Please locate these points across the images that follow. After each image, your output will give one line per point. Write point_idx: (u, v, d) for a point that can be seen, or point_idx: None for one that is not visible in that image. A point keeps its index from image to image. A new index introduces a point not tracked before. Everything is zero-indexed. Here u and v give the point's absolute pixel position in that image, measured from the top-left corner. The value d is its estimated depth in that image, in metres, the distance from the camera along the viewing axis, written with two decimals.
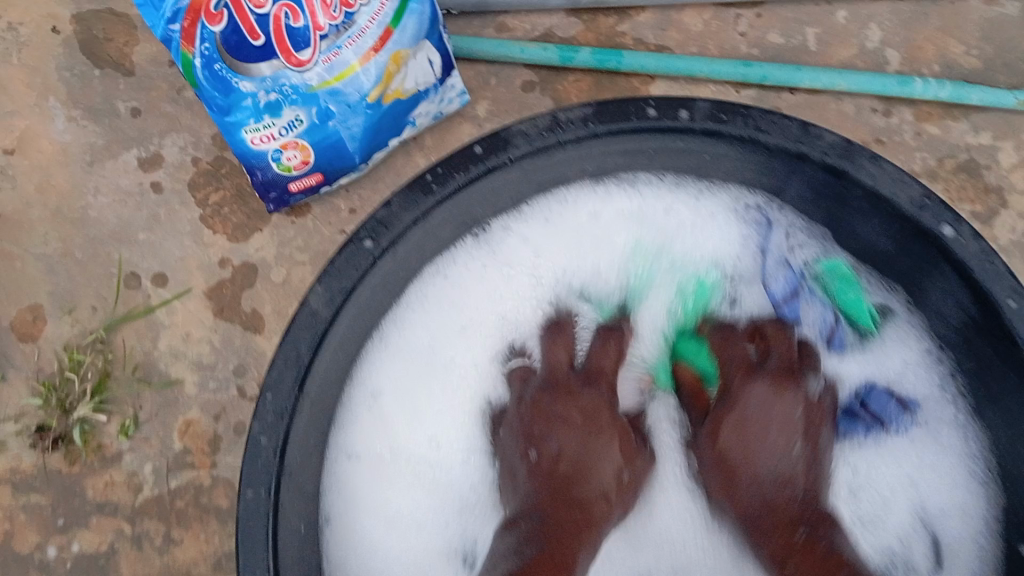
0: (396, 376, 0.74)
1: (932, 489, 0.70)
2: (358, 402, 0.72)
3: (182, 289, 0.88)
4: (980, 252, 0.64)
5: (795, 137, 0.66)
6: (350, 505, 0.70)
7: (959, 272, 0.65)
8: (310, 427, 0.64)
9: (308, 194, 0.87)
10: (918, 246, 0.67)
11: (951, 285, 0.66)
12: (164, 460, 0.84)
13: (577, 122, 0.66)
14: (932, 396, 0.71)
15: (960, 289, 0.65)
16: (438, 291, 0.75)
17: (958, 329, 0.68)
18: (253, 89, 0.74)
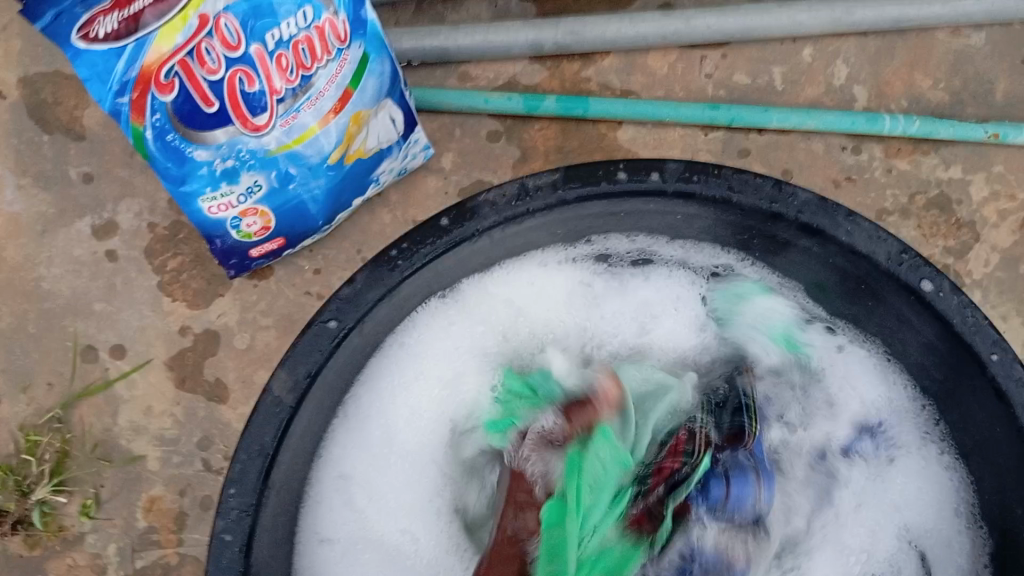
0: (372, 455, 0.77)
1: (913, 514, 0.75)
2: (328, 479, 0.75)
3: (142, 360, 0.85)
4: (960, 305, 0.64)
5: (769, 197, 0.65)
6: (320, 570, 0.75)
7: (939, 322, 0.65)
8: (277, 509, 0.65)
9: (269, 257, 0.84)
10: (898, 299, 0.67)
11: (921, 331, 0.68)
12: (129, 540, 0.83)
13: (544, 189, 0.66)
14: (903, 422, 0.75)
15: (939, 340, 0.66)
16: (409, 364, 0.76)
17: (930, 371, 0.70)
18: (208, 157, 0.71)
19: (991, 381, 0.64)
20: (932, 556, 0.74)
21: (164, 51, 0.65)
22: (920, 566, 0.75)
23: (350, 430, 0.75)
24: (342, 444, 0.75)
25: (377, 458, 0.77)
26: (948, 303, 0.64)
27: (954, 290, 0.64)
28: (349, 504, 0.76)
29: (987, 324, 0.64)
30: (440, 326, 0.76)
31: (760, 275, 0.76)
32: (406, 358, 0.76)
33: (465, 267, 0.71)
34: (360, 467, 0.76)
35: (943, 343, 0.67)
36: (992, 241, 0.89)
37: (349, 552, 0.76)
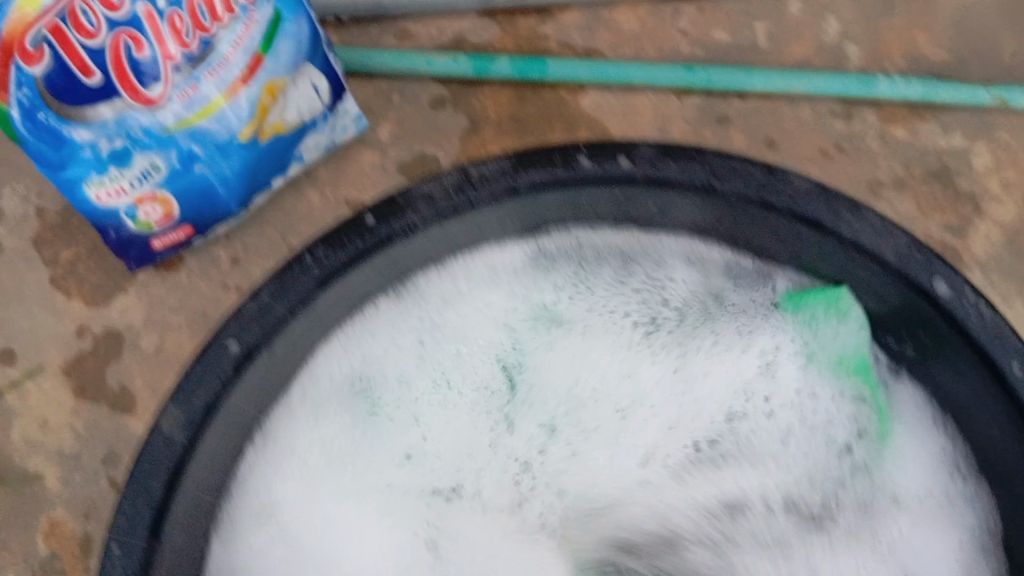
0: (313, 479, 0.63)
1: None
2: (248, 522, 0.61)
3: (35, 367, 0.74)
4: (989, 320, 0.53)
5: (759, 183, 0.55)
6: None
7: (971, 353, 0.54)
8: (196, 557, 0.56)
9: (177, 248, 0.73)
10: (920, 310, 0.55)
11: (959, 359, 0.55)
12: (26, 572, 0.71)
13: (493, 176, 0.55)
14: (922, 470, 0.61)
15: (971, 364, 0.54)
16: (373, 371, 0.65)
17: (939, 398, 0.60)
18: (91, 137, 0.59)
19: (1008, 392, 0.52)
20: None
21: (29, 15, 0.52)
22: None
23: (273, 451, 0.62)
24: (264, 465, 0.62)
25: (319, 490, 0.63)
26: (964, 312, 0.53)
27: (982, 299, 0.54)
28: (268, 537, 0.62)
29: (1012, 335, 0.53)
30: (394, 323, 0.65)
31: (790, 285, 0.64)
32: (341, 361, 0.64)
33: (392, 272, 0.59)
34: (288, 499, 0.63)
35: (967, 365, 0.55)
36: (997, 216, 0.79)
37: None
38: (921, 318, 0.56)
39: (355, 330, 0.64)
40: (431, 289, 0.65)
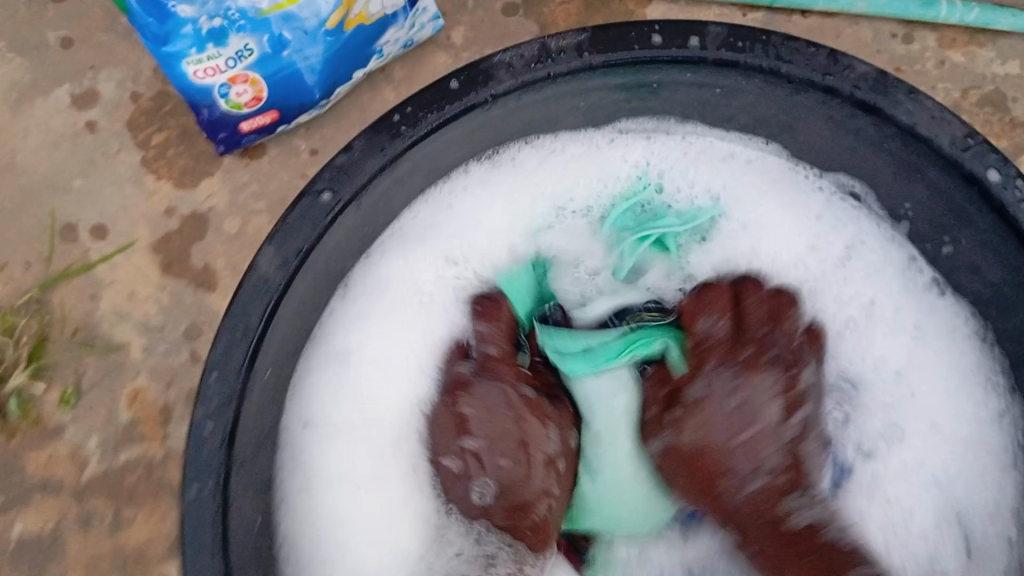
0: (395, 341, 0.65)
1: (959, 490, 0.62)
2: (325, 361, 0.64)
3: (125, 243, 0.79)
4: None
5: (823, 67, 0.58)
6: (309, 471, 0.63)
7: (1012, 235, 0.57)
8: (264, 408, 0.60)
9: (261, 134, 0.77)
10: (959, 195, 0.58)
11: (994, 249, 0.58)
12: (111, 431, 0.78)
13: (569, 52, 0.59)
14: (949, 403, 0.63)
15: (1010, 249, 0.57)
16: (435, 232, 0.67)
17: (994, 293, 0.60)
18: (194, 14, 0.63)
19: None
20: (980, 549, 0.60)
21: None
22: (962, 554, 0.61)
23: (355, 307, 0.65)
24: (345, 317, 0.65)
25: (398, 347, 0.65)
26: (1011, 198, 0.56)
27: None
28: (351, 393, 0.65)
29: None
30: (485, 199, 0.67)
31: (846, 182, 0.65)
32: (423, 222, 0.66)
33: (474, 145, 0.64)
34: (367, 355, 0.65)
35: (1006, 246, 0.57)
36: None
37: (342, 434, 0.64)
38: (957, 207, 0.59)
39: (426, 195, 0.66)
40: (515, 168, 0.67)
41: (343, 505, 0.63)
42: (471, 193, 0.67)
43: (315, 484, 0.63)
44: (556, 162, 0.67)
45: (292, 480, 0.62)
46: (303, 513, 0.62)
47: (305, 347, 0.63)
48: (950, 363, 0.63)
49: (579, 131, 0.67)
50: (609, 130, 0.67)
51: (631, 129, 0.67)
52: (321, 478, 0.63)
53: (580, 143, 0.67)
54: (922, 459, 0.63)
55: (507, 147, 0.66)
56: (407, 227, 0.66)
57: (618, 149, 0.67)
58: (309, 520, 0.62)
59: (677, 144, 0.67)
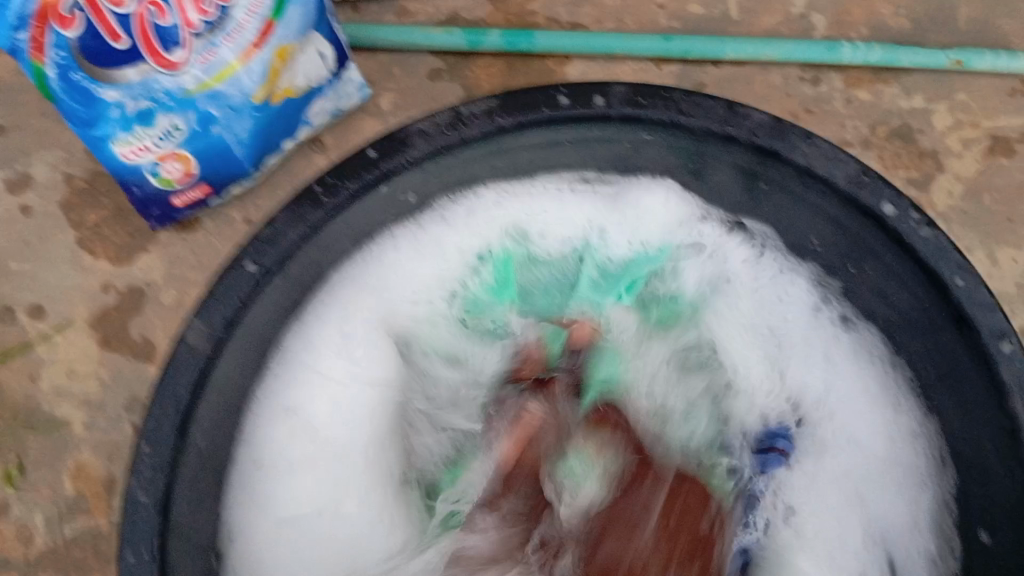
0: (349, 395, 0.70)
1: (881, 508, 0.65)
2: (269, 411, 0.66)
3: (63, 321, 0.80)
4: (930, 239, 0.59)
5: (722, 119, 0.61)
6: (254, 510, 0.64)
7: (907, 258, 0.60)
8: (203, 475, 0.60)
9: (195, 207, 0.79)
10: (860, 227, 0.61)
11: (899, 271, 0.61)
12: (56, 509, 0.77)
13: (480, 116, 0.61)
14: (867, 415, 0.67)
15: (912, 274, 0.60)
16: (370, 289, 0.70)
17: (907, 315, 0.62)
18: (118, 98, 0.65)
19: (955, 306, 0.58)
20: (903, 564, 0.63)
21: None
22: (887, 573, 0.64)
23: (294, 365, 0.67)
24: (286, 375, 0.66)
25: (345, 396, 0.69)
26: (907, 228, 0.59)
27: (929, 224, 0.59)
28: (299, 445, 0.67)
29: (952, 249, 0.58)
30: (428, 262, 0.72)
31: (759, 230, 0.70)
32: (357, 282, 0.69)
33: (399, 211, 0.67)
34: (305, 401, 0.68)
35: (911, 275, 0.60)
36: (957, 170, 0.85)
37: (290, 472, 0.66)
38: (869, 245, 0.62)
39: (356, 257, 0.68)
40: (456, 223, 0.71)
41: (279, 532, 0.65)
42: (403, 253, 0.70)
43: (257, 528, 0.64)
44: (483, 212, 0.71)
45: (240, 528, 0.63)
46: (253, 548, 0.64)
47: (247, 406, 0.64)
48: (867, 393, 0.67)
49: (525, 185, 0.69)
50: (540, 187, 0.70)
51: (544, 179, 0.69)
52: (270, 503, 0.65)
53: (514, 200, 0.70)
54: (847, 471, 0.67)
55: (444, 203, 0.69)
56: (337, 285, 0.68)
57: (552, 202, 0.71)
58: (256, 553, 0.64)
59: (599, 200, 0.72)
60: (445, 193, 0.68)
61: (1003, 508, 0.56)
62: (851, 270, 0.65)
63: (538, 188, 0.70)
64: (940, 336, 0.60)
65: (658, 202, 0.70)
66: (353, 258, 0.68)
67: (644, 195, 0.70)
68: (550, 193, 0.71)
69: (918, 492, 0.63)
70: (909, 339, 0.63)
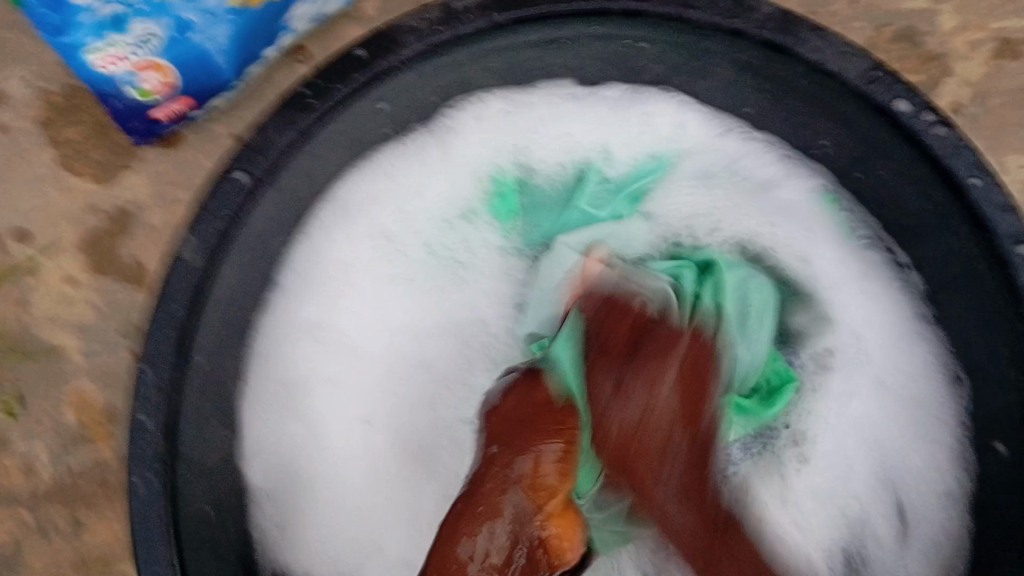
0: (373, 313, 0.67)
1: (898, 453, 0.63)
2: (279, 332, 0.65)
3: (50, 244, 0.78)
4: (948, 139, 0.56)
5: (730, 12, 0.59)
6: (273, 417, 0.65)
7: (919, 154, 0.57)
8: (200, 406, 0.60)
9: (178, 121, 0.76)
10: (870, 128, 0.59)
11: (906, 169, 0.59)
12: (57, 436, 0.77)
13: (475, 11, 0.60)
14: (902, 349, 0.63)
15: (919, 168, 0.58)
16: (373, 203, 0.67)
17: (915, 216, 0.60)
18: (90, 4, 0.62)
19: (967, 207, 0.56)
20: (910, 511, 0.61)
21: None
22: (894, 521, 0.62)
23: (307, 286, 0.66)
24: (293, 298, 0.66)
25: (363, 322, 0.67)
26: (922, 126, 0.56)
27: (946, 123, 0.56)
28: (328, 364, 0.66)
29: (968, 149, 0.56)
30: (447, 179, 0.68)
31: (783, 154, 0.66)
32: (365, 197, 0.67)
33: (400, 116, 0.64)
34: (323, 322, 0.67)
35: (918, 173, 0.58)
36: (962, 74, 0.83)
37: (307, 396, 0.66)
38: (873, 140, 0.60)
39: (359, 174, 0.66)
40: (465, 137, 0.68)
41: (311, 447, 0.65)
42: (402, 168, 0.67)
43: (291, 446, 0.65)
44: (485, 126, 0.68)
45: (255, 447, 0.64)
46: (279, 463, 0.65)
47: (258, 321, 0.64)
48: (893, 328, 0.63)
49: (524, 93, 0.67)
50: (542, 93, 0.67)
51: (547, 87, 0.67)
52: (289, 420, 0.65)
53: (514, 113, 0.68)
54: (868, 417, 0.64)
55: (448, 113, 0.66)
56: (339, 198, 0.66)
57: (555, 112, 0.68)
58: (286, 479, 0.65)
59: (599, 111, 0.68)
60: (440, 103, 0.66)
61: (1011, 423, 0.57)
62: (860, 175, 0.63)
63: (538, 98, 0.67)
64: (953, 243, 0.58)
65: (670, 112, 0.68)
66: (361, 169, 0.66)
67: (663, 101, 0.67)
68: (554, 104, 0.68)
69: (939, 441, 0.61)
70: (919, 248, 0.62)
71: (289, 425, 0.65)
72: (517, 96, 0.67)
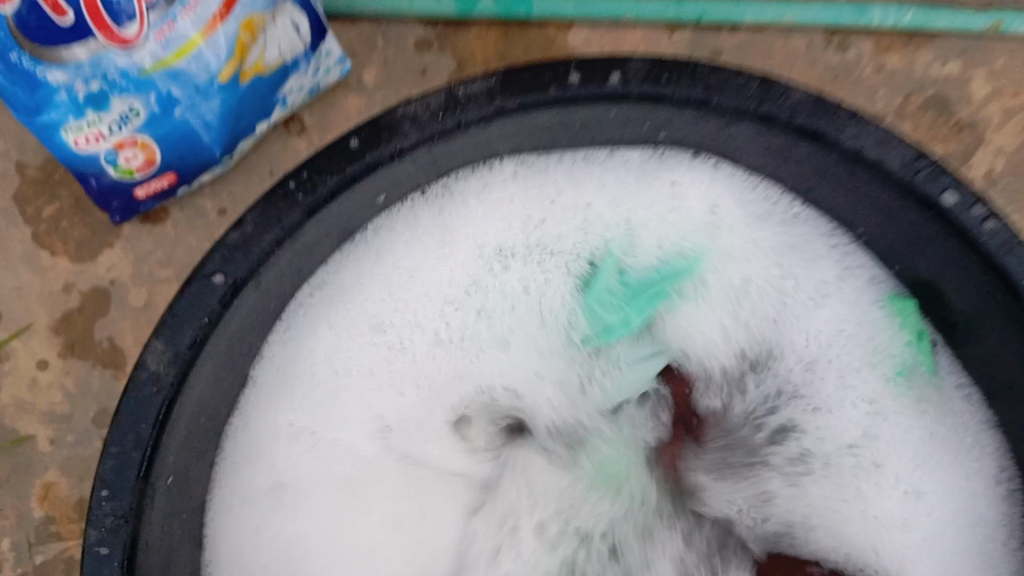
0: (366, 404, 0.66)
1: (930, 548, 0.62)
2: (264, 427, 0.64)
3: (22, 326, 0.73)
4: (1006, 243, 0.51)
5: (756, 96, 0.53)
6: (258, 517, 0.63)
7: (975, 255, 0.52)
8: (163, 539, 0.52)
9: (161, 198, 0.71)
10: (916, 218, 0.54)
11: (970, 273, 0.54)
12: (24, 533, 0.71)
13: (479, 97, 0.53)
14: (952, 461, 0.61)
15: (971, 262, 0.53)
16: (359, 280, 0.64)
17: (967, 312, 0.56)
18: (66, 80, 0.58)
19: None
20: None
21: None
22: None
23: (295, 376, 0.64)
24: (271, 383, 0.63)
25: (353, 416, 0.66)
26: (970, 220, 0.52)
27: (996, 218, 0.51)
28: (313, 461, 0.65)
29: None
30: (452, 253, 0.65)
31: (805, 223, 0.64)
32: (359, 279, 0.64)
33: (405, 185, 0.59)
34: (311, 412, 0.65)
35: (973, 264, 0.53)
36: (996, 144, 0.78)
37: (292, 494, 0.64)
38: (914, 238, 0.56)
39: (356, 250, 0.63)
40: (466, 206, 0.64)
41: (295, 549, 0.64)
42: (406, 241, 0.64)
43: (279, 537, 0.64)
44: (498, 200, 0.64)
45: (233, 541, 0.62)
46: (277, 555, 0.64)
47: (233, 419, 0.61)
48: (943, 416, 0.62)
49: (542, 166, 0.64)
50: (564, 167, 0.64)
51: (565, 162, 0.64)
52: (276, 523, 0.64)
53: (530, 184, 0.64)
54: (948, 513, 0.61)
55: (454, 185, 0.63)
56: (332, 280, 0.63)
57: (573, 184, 0.64)
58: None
59: (617, 182, 0.65)
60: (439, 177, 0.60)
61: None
62: (900, 269, 0.60)
63: (553, 164, 0.64)
64: (997, 344, 0.54)
65: (699, 185, 0.65)
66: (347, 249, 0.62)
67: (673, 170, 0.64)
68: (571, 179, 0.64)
69: (969, 506, 0.61)
70: (974, 346, 0.57)
71: (277, 527, 0.64)
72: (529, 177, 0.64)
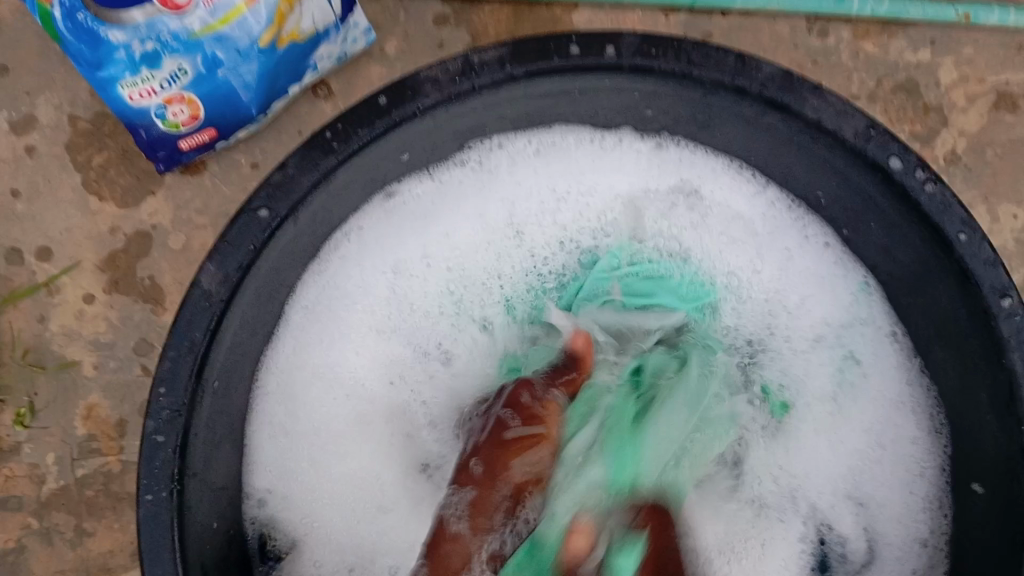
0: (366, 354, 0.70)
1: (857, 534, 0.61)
2: (283, 370, 0.68)
3: (70, 263, 0.81)
4: (940, 199, 0.56)
5: (732, 71, 0.59)
6: (279, 450, 0.68)
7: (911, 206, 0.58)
8: (209, 440, 0.61)
9: (201, 151, 0.79)
10: (866, 179, 0.59)
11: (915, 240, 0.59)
12: (68, 449, 0.79)
13: (491, 64, 0.59)
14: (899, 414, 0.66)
15: (911, 224, 0.58)
16: (383, 232, 0.69)
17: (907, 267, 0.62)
18: (125, 39, 0.64)
19: (958, 262, 0.56)
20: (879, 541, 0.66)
21: None
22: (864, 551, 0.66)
23: (312, 320, 0.69)
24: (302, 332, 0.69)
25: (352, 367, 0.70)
26: (914, 184, 0.56)
27: (935, 180, 0.56)
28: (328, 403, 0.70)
29: (957, 204, 0.56)
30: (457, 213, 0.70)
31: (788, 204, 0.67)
32: (376, 236, 0.69)
33: (427, 150, 0.65)
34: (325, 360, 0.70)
35: (913, 228, 0.59)
36: (959, 125, 0.86)
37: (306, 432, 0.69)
38: (878, 206, 0.60)
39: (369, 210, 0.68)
40: (492, 171, 0.69)
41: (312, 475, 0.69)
42: (420, 202, 0.69)
43: (307, 480, 0.69)
44: (518, 163, 0.69)
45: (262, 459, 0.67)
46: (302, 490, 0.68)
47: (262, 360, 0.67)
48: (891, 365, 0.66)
49: (548, 133, 0.68)
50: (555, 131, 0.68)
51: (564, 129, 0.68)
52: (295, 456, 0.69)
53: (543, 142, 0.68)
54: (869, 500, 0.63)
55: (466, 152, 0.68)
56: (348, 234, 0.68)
57: (584, 159, 0.69)
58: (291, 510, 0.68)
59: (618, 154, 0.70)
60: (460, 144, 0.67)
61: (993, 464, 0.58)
62: (851, 233, 0.65)
63: (562, 133, 0.68)
64: (953, 299, 0.58)
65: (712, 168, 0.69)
66: (370, 207, 0.68)
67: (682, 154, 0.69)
68: (565, 140, 0.68)
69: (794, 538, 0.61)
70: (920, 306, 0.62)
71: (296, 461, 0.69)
72: (539, 139, 0.68)
